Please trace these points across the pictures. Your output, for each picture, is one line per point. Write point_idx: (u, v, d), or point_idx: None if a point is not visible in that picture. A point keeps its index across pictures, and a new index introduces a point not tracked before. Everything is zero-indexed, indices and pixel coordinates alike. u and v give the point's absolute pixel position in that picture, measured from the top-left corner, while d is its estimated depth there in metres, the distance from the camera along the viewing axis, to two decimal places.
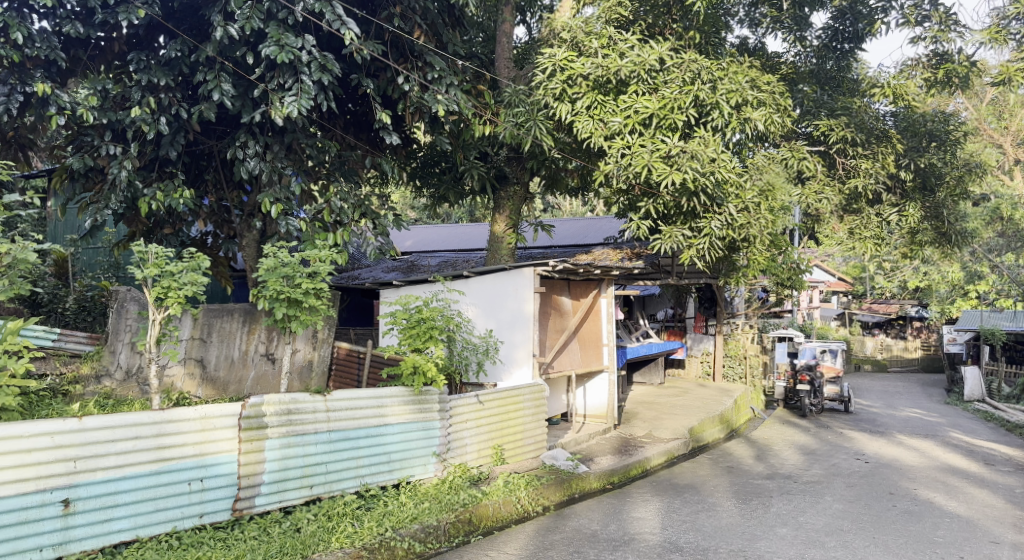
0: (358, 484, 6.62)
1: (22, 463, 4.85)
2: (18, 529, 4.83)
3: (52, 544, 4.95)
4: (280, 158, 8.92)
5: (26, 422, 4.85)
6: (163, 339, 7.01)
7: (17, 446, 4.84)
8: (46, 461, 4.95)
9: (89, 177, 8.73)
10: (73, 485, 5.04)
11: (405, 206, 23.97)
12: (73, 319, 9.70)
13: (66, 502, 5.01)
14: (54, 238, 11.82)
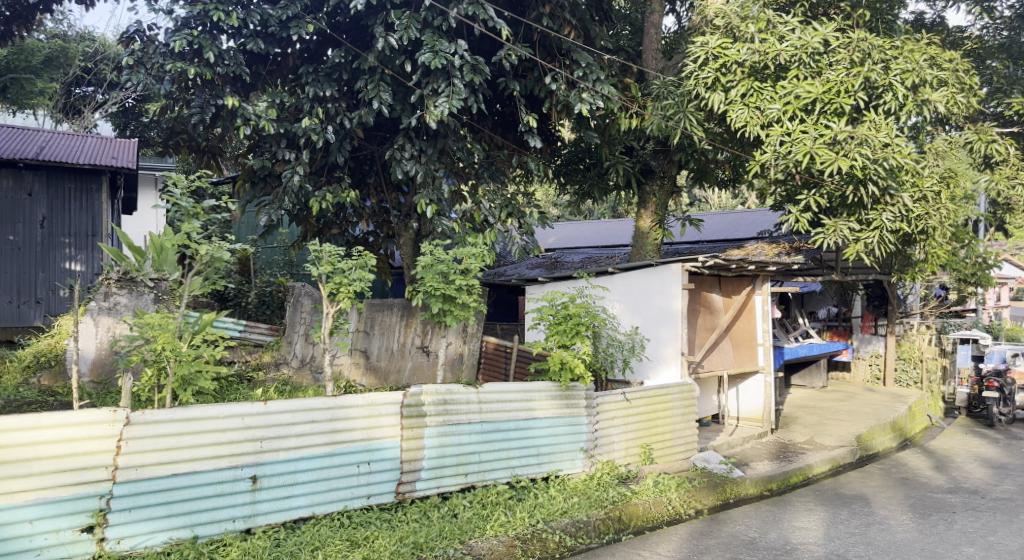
0: (509, 475, 6.71)
1: (218, 441, 5.19)
2: (215, 501, 5.19)
3: (243, 516, 5.30)
4: (433, 160, 9.15)
5: (221, 404, 5.18)
6: (336, 330, 7.40)
7: (213, 425, 5.18)
8: (239, 440, 5.27)
9: (268, 181, 9.37)
10: (260, 463, 5.35)
11: (549, 203, 24.06)
12: (255, 312, 10.43)
13: (254, 478, 5.33)
14: (239, 238, 12.91)
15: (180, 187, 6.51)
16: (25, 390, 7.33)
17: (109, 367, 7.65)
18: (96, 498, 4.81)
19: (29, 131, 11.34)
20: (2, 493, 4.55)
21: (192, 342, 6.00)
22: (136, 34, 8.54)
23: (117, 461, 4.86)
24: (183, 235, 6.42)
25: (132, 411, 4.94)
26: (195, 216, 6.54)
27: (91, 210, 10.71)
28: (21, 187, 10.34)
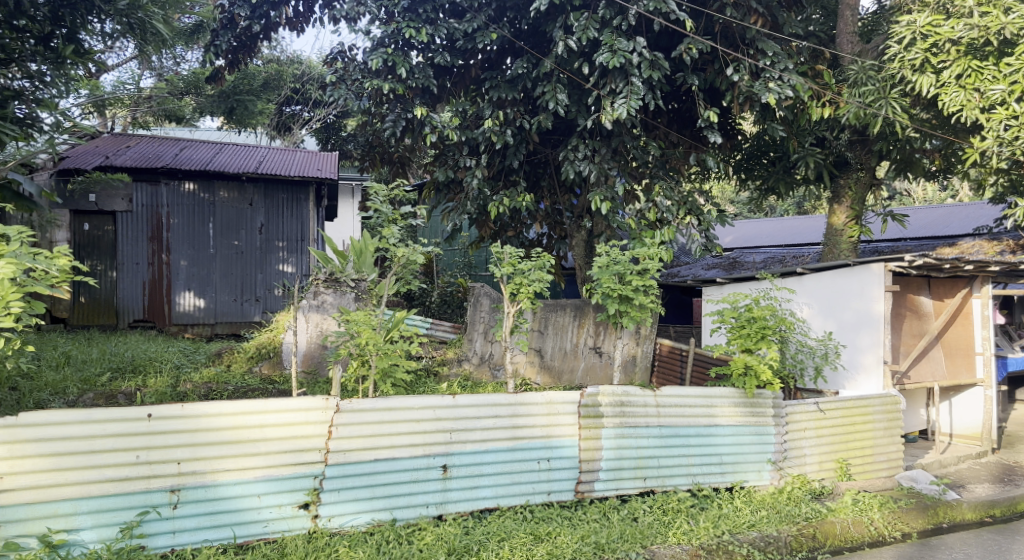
0: (691, 483, 6.28)
1: (413, 430, 5.23)
2: (410, 487, 5.23)
3: (436, 502, 5.31)
4: (607, 159, 8.77)
5: (416, 394, 5.20)
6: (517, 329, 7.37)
7: (407, 416, 5.21)
8: (430, 430, 5.28)
9: (451, 188, 9.49)
10: (450, 453, 5.34)
11: (726, 201, 23.17)
12: (437, 311, 10.68)
13: (444, 467, 5.33)
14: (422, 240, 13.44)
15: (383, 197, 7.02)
16: (248, 377, 7.87)
17: (318, 359, 8.03)
18: (311, 477, 4.95)
19: (251, 148, 12.78)
20: (236, 468, 4.76)
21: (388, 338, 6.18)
22: (339, 55, 9.03)
23: (330, 445, 4.99)
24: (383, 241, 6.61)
25: (342, 399, 5.05)
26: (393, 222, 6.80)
27: (300, 217, 12.12)
28: (244, 197, 11.82)
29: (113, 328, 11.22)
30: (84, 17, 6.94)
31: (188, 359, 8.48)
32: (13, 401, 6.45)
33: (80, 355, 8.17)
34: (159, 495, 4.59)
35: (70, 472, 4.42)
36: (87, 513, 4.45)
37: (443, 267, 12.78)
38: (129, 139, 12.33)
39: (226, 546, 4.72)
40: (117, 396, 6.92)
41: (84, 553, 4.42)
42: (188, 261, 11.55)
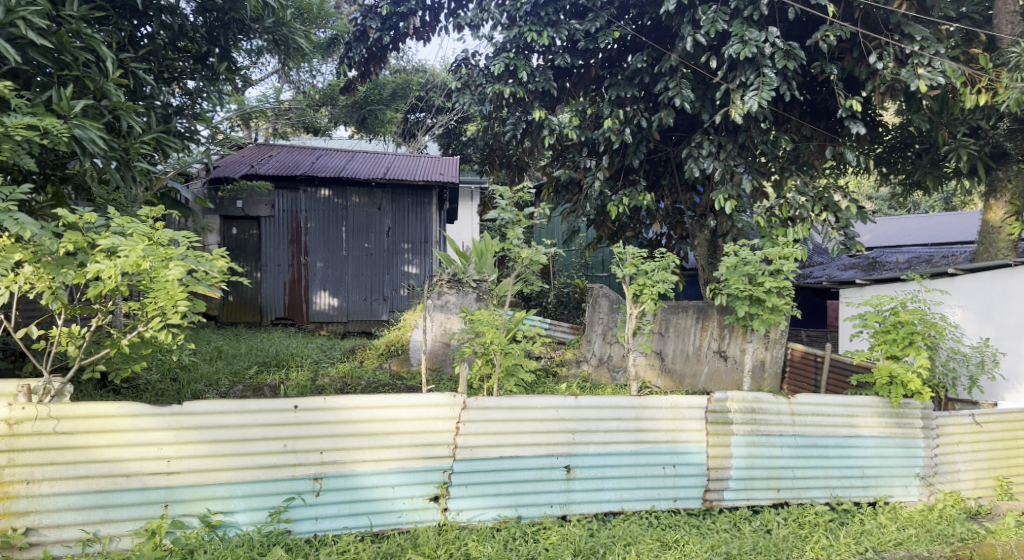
0: (828, 496, 5.92)
1: (537, 430, 5.20)
2: (534, 486, 5.21)
3: (560, 502, 5.26)
4: (733, 156, 8.37)
5: (540, 394, 5.17)
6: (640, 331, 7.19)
7: (531, 415, 5.19)
8: (552, 430, 5.24)
9: (569, 189, 9.32)
10: (574, 454, 5.28)
11: (865, 196, 22.02)
12: (554, 312, 10.66)
13: (568, 468, 5.28)
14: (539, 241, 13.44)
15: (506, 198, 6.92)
16: (378, 372, 8.12)
17: (443, 357, 8.20)
18: (442, 471, 5.03)
19: (379, 155, 13.18)
20: (372, 460, 4.89)
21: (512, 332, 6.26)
22: (463, 63, 9.14)
23: (457, 440, 5.05)
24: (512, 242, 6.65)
25: (469, 396, 5.09)
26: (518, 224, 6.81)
27: (424, 220, 12.41)
28: (373, 202, 12.20)
29: (257, 325, 11.90)
30: (234, 36, 7.37)
31: (326, 355, 8.95)
32: (171, 392, 6.91)
33: (230, 350, 8.75)
34: (303, 483, 4.78)
35: (225, 458, 4.63)
36: (240, 497, 4.66)
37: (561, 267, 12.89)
38: (271, 149, 13.01)
39: (363, 534, 4.86)
40: (263, 389, 7.33)
41: (239, 534, 4.63)
42: (323, 263, 12.06)
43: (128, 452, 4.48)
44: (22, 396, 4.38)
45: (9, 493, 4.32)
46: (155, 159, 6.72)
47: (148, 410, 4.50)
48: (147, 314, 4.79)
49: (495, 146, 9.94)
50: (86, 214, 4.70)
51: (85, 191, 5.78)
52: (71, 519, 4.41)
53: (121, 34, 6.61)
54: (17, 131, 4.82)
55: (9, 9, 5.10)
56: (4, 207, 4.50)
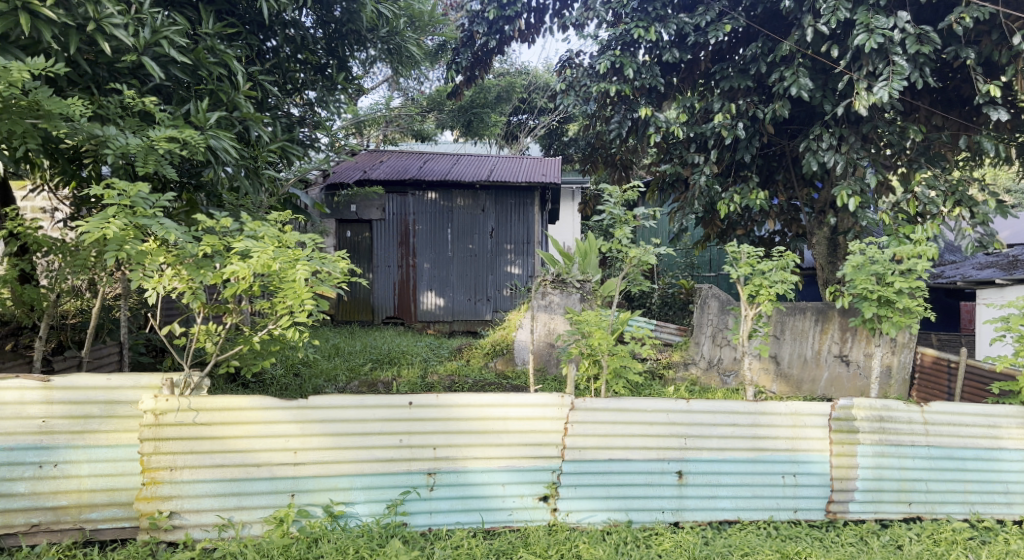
0: (968, 512, 5.54)
1: (646, 433, 5.16)
2: (645, 490, 5.17)
3: (672, 508, 5.20)
4: (856, 148, 7.91)
5: (650, 397, 5.11)
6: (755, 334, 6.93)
7: (641, 417, 5.13)
8: (663, 434, 5.18)
9: (675, 186, 9.23)
10: (685, 459, 5.20)
11: (1005, 190, 20.59)
12: (658, 313, 10.57)
13: (680, 473, 5.20)
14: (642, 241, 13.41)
15: (613, 198, 6.75)
16: (484, 371, 8.25)
17: (551, 358, 8.22)
18: (550, 471, 5.07)
19: (483, 157, 13.38)
20: (482, 457, 4.99)
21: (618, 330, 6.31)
22: (567, 63, 9.14)
23: (566, 441, 5.07)
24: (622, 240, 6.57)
25: (577, 397, 5.10)
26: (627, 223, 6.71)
27: (526, 221, 12.47)
28: (477, 204, 12.41)
29: (370, 323, 12.31)
30: (351, 47, 7.66)
31: (435, 353, 9.18)
32: (295, 386, 7.34)
33: (346, 348, 9.22)
34: (418, 477, 4.92)
35: (346, 450, 4.83)
36: (360, 489, 4.86)
37: (668, 266, 12.83)
38: (381, 154, 13.42)
39: (474, 530, 4.97)
40: (377, 385, 7.61)
41: (359, 524, 4.84)
42: (430, 263, 12.38)
43: (259, 443, 4.73)
44: (166, 389, 4.68)
45: (156, 478, 4.62)
46: (278, 166, 7.31)
47: (277, 404, 4.73)
48: (276, 313, 5.11)
49: (597, 145, 9.92)
50: (224, 218, 5.08)
51: (216, 198, 6.16)
52: (208, 504, 4.69)
53: (250, 48, 6.99)
54: (161, 143, 5.17)
55: (155, 29, 5.51)
56: (149, 212, 4.86)
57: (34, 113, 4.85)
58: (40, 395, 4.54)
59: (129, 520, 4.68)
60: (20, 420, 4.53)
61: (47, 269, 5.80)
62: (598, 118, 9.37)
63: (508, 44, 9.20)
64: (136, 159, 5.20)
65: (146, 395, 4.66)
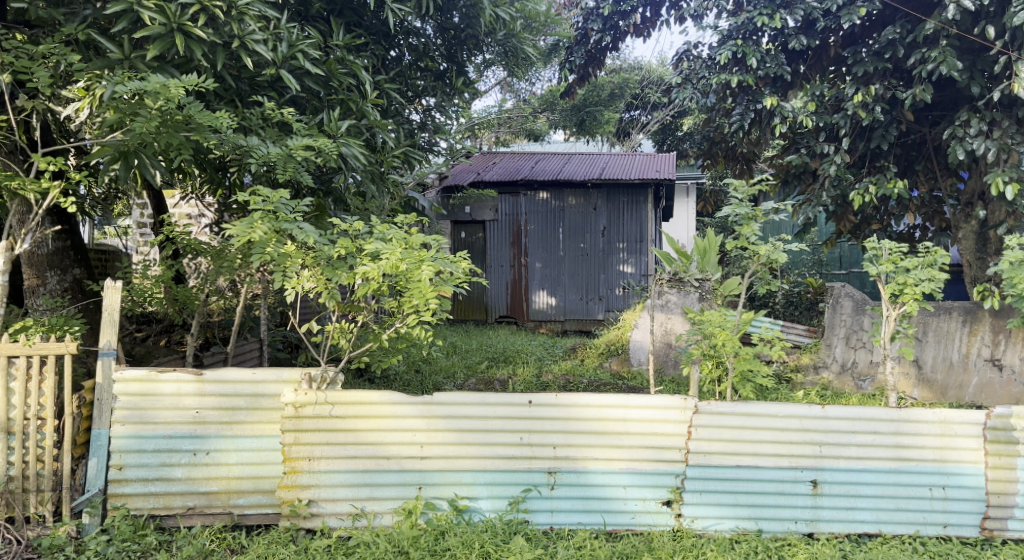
0: None
1: (778, 439, 4.96)
2: (777, 499, 5.00)
3: (806, 519, 5.01)
4: (1011, 134, 7.33)
5: (784, 401, 4.91)
6: (899, 336, 6.54)
7: (772, 423, 4.95)
8: (797, 441, 4.97)
9: (802, 178, 8.91)
10: (821, 468, 4.98)
11: None
12: (783, 313, 10.24)
13: (814, 483, 4.99)
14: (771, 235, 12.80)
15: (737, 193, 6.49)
16: (600, 371, 8.20)
17: (668, 358, 8.09)
18: (673, 475, 4.96)
19: (595, 155, 13.28)
20: (604, 458, 4.94)
21: (744, 330, 6.00)
22: (685, 55, 9.01)
23: (689, 445, 4.93)
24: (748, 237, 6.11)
25: (701, 400, 4.93)
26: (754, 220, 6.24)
27: (639, 218, 12.18)
28: (589, 202, 12.31)
29: (483, 322, 12.58)
30: (469, 51, 7.76)
31: (549, 353, 9.19)
32: (416, 382, 7.58)
33: (463, 346, 9.40)
34: (539, 476, 4.93)
35: (470, 447, 4.89)
36: (483, 485, 4.91)
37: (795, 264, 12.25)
38: (494, 156, 13.56)
39: (597, 531, 4.94)
40: (493, 382, 7.70)
41: (482, 520, 4.89)
42: (541, 263, 12.45)
43: (388, 436, 4.86)
44: (305, 383, 4.86)
45: (295, 467, 4.82)
46: (401, 171, 7.48)
47: (404, 399, 4.85)
48: (403, 311, 5.29)
49: (715, 137, 9.53)
50: (356, 222, 5.32)
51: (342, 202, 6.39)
52: (343, 494, 4.87)
53: (377, 59, 7.23)
54: (299, 152, 5.49)
55: (292, 44, 5.81)
56: (289, 217, 5.17)
57: (187, 126, 5.13)
58: (194, 388, 4.81)
59: (272, 506, 4.91)
60: (176, 411, 4.81)
61: (195, 274, 6.32)
62: (718, 111, 9.06)
63: (623, 40, 9.07)
64: (276, 166, 5.56)
65: (287, 389, 4.87)
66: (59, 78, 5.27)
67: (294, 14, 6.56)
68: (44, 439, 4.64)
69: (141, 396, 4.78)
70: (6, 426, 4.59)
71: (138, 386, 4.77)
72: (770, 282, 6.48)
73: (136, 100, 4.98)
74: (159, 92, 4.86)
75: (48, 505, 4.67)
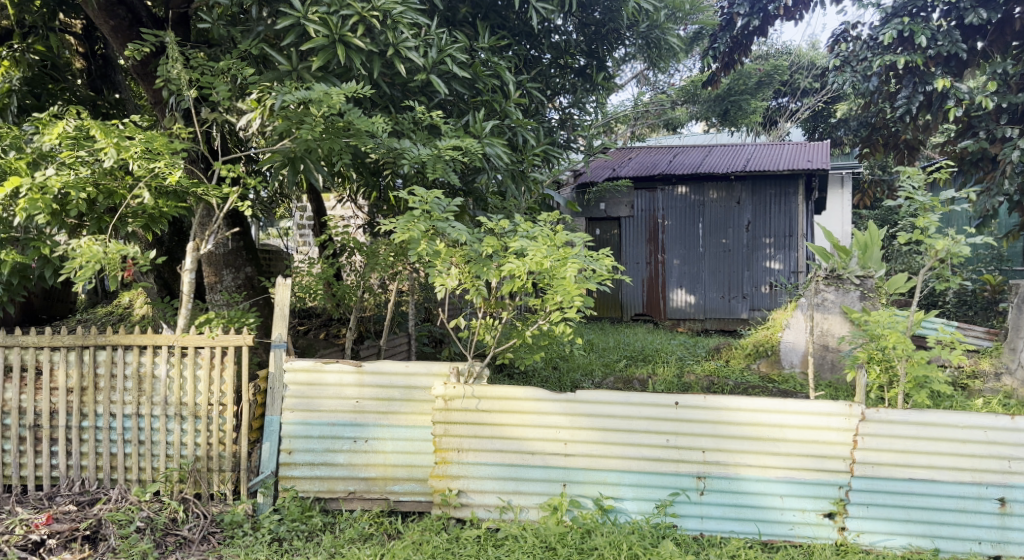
0: None
1: (958, 452, 4.70)
2: (957, 517, 4.73)
3: (992, 540, 4.72)
4: None
5: (964, 411, 4.63)
6: None
7: (953, 435, 4.69)
8: (983, 456, 4.69)
9: (978, 164, 8.17)
10: (1010, 485, 4.68)
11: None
12: (955, 312, 9.72)
13: (1002, 501, 4.70)
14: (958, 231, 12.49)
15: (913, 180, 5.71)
16: (748, 373, 8.03)
17: (826, 362, 7.84)
18: (837, 486, 4.79)
19: (739, 147, 12.93)
20: (758, 465, 4.83)
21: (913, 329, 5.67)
22: (843, 36, 8.62)
23: (855, 455, 4.75)
24: (918, 229, 5.75)
25: (868, 408, 4.76)
26: (931, 209, 5.63)
27: (789, 212, 11.77)
28: (732, 196, 12.03)
29: (619, 320, 12.56)
30: (611, 46, 7.76)
31: (691, 353, 9.09)
32: (555, 379, 7.70)
33: (601, 344, 9.42)
34: (688, 480, 4.89)
35: (614, 446, 4.92)
36: (629, 485, 4.93)
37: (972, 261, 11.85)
38: (630, 151, 13.47)
39: (751, 541, 4.85)
40: (632, 382, 7.68)
41: (628, 521, 4.90)
42: (680, 260, 12.29)
43: (533, 432, 4.97)
44: (453, 377, 5.05)
45: (445, 458, 5.04)
46: (543, 169, 7.58)
47: (547, 396, 4.94)
48: (546, 309, 5.39)
49: (877, 122, 9.21)
50: (500, 221, 5.44)
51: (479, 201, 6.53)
52: (491, 486, 5.02)
53: (519, 58, 7.38)
54: (447, 152, 5.66)
55: (440, 49, 6.00)
56: (442, 215, 5.38)
57: (346, 132, 5.47)
58: (354, 379, 5.10)
59: (425, 494, 5.12)
60: (339, 400, 5.12)
61: (349, 271, 6.68)
62: (880, 94, 8.63)
63: (772, 23, 8.45)
64: (426, 167, 5.75)
65: (437, 381, 5.07)
66: (235, 91, 5.68)
67: (443, 19, 6.78)
68: (224, 423, 5.06)
69: (308, 385, 5.12)
70: (193, 410, 5.05)
71: (305, 375, 5.11)
72: (948, 278, 5.90)
73: (301, 108, 5.32)
74: (322, 100, 5.15)
75: (229, 484, 5.08)
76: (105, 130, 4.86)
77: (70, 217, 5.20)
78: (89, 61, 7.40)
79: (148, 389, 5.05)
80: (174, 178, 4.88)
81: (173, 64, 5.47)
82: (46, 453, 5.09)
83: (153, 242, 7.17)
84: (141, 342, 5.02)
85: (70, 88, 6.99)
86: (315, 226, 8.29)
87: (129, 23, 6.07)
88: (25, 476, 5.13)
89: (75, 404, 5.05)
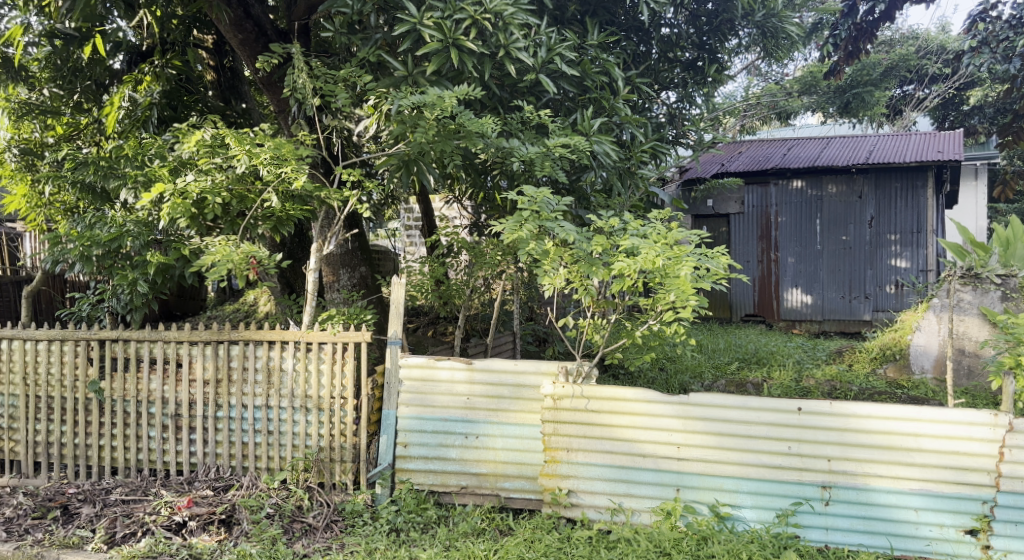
0: None
1: None
2: None
3: None
4: None
5: None
6: None
7: None
8: None
9: None
10: None
11: None
12: None
13: None
14: None
15: None
16: (873, 379, 7.69)
17: (963, 367, 7.44)
18: (979, 501, 4.51)
19: (860, 138, 12.38)
20: (889, 476, 4.61)
21: None
22: (980, 17, 8.02)
23: (1000, 468, 4.47)
24: None
25: (1016, 418, 4.47)
26: None
27: (916, 207, 11.21)
28: (853, 190, 11.54)
29: (728, 321, 12.27)
30: (724, 37, 7.58)
31: (810, 356, 8.80)
32: (662, 380, 7.61)
33: (712, 346, 9.22)
34: (812, 490, 4.71)
35: (731, 452, 4.79)
36: (747, 493, 4.78)
37: None
38: (741, 144, 13.10)
39: (882, 555, 4.61)
40: (746, 385, 7.47)
41: (747, 530, 4.74)
42: (794, 258, 11.89)
43: (645, 434, 4.90)
44: (562, 376, 5.05)
45: (555, 457, 5.04)
46: (653, 165, 7.47)
47: (659, 398, 4.87)
48: (657, 309, 5.29)
49: (1019, 109, 8.79)
50: (611, 220, 5.39)
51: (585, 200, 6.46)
52: (602, 488, 4.98)
53: (628, 54, 7.30)
54: (556, 150, 5.65)
55: (550, 48, 5.99)
56: (551, 215, 5.34)
57: (457, 134, 5.51)
58: (465, 375, 5.16)
59: (535, 492, 5.13)
60: (451, 396, 5.19)
61: (455, 270, 6.75)
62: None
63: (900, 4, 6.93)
64: (535, 165, 5.75)
65: (546, 380, 5.08)
66: (354, 97, 5.85)
67: (553, 19, 6.75)
68: (345, 415, 5.22)
69: (422, 381, 5.21)
70: (317, 403, 5.22)
71: (419, 371, 5.21)
72: None
73: (415, 112, 5.43)
74: (435, 104, 5.22)
75: (349, 474, 5.24)
76: (240, 137, 5.12)
77: (207, 220, 5.47)
78: (220, 74, 7.78)
79: (277, 382, 5.26)
80: (299, 183, 5.08)
81: (298, 73, 5.71)
82: (186, 440, 5.35)
83: (276, 244, 7.48)
84: (269, 338, 5.23)
85: (203, 100, 7.51)
86: (426, 235, 8.58)
87: (255, 35, 6.32)
88: (167, 461, 5.40)
89: (212, 396, 5.30)
